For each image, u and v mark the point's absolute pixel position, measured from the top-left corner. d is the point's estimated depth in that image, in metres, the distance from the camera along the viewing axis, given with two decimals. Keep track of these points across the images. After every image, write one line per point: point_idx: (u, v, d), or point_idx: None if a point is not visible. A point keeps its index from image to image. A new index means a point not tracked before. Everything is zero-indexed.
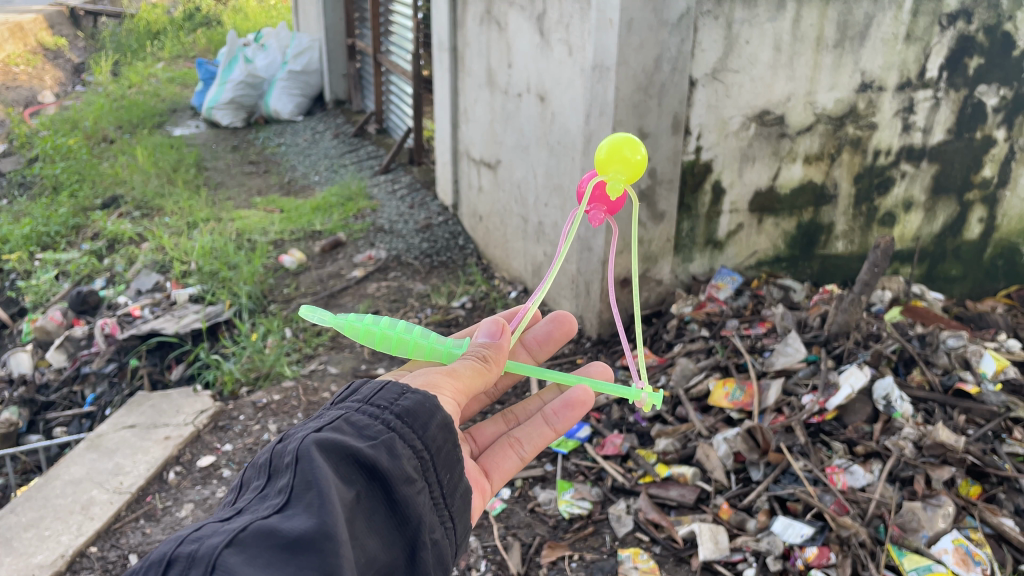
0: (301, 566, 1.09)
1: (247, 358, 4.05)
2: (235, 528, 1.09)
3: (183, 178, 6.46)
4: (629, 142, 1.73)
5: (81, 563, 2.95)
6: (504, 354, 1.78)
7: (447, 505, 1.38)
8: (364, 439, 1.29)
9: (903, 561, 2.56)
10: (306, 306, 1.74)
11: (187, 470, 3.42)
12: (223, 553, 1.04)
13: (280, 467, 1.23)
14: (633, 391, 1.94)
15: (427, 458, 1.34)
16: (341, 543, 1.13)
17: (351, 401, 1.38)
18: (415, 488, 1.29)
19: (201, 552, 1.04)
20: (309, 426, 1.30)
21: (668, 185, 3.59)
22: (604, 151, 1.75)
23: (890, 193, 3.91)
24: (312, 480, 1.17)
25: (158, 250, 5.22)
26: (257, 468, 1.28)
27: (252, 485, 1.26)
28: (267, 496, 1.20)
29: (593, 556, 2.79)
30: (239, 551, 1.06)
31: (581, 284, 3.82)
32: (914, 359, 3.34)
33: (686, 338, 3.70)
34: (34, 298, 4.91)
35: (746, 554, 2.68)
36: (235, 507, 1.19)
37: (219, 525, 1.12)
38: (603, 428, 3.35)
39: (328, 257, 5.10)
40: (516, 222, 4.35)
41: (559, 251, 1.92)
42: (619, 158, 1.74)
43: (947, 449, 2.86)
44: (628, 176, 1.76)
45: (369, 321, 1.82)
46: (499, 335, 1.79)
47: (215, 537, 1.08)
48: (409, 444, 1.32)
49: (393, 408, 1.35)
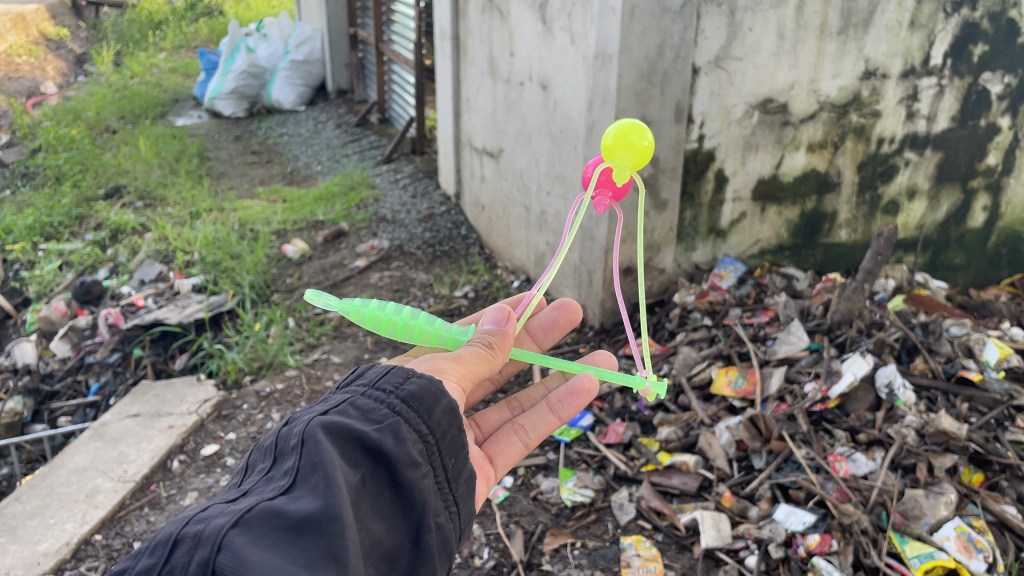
0: (306, 547, 1.09)
1: (250, 348, 4.07)
2: (241, 509, 1.10)
3: (185, 168, 6.47)
4: (636, 127, 1.73)
5: (86, 550, 2.97)
6: (509, 341, 1.78)
7: (451, 490, 1.38)
8: (370, 422, 1.29)
9: (905, 549, 2.54)
10: (312, 290, 1.74)
11: (191, 459, 3.43)
12: (229, 533, 1.04)
13: (286, 449, 1.24)
14: (636, 379, 1.94)
15: (432, 442, 1.34)
16: (347, 525, 1.13)
17: (356, 385, 1.39)
18: (419, 472, 1.29)
19: (207, 532, 1.05)
20: (315, 409, 1.30)
21: (670, 173, 3.58)
22: (611, 136, 1.75)
23: (894, 181, 3.89)
24: (317, 462, 1.18)
25: (161, 240, 5.22)
26: (263, 451, 1.29)
27: (258, 467, 1.26)
28: (272, 478, 1.20)
29: (595, 544, 2.80)
30: (245, 531, 1.06)
31: (583, 273, 3.82)
32: (916, 348, 3.34)
33: (688, 327, 3.71)
34: (37, 289, 4.92)
35: (747, 542, 2.68)
36: (240, 488, 1.20)
37: (225, 506, 1.13)
38: (604, 417, 3.36)
39: (331, 246, 5.10)
40: (518, 211, 4.35)
41: (564, 240, 1.92)
42: (626, 144, 1.74)
43: (949, 437, 2.86)
44: (634, 162, 1.76)
45: (375, 306, 1.83)
46: (505, 322, 1.79)
47: (222, 517, 1.08)
48: (414, 428, 1.32)
49: (398, 392, 1.35)
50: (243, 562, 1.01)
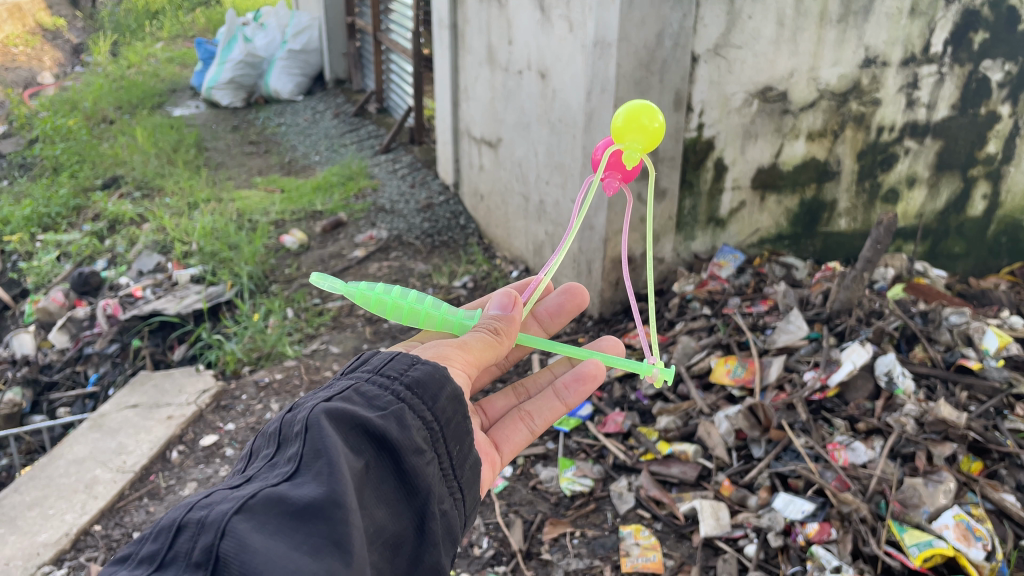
0: (309, 534, 1.08)
1: (248, 338, 4.06)
2: (245, 495, 1.09)
3: (183, 158, 6.45)
4: (647, 109, 1.72)
5: (86, 541, 2.97)
6: (516, 327, 1.77)
7: (456, 477, 1.38)
8: (374, 409, 1.29)
9: (904, 537, 2.52)
10: (317, 272, 1.73)
11: (190, 450, 3.43)
12: (232, 519, 1.04)
13: (290, 436, 1.23)
14: (643, 366, 1.93)
15: (436, 429, 1.34)
16: (350, 511, 1.12)
17: (361, 372, 1.39)
18: (424, 458, 1.29)
19: (211, 518, 1.04)
20: (319, 396, 1.30)
21: (669, 162, 3.57)
22: (621, 119, 1.73)
23: (894, 169, 3.88)
24: (321, 449, 1.17)
25: (159, 230, 5.21)
26: (267, 438, 1.29)
27: (262, 453, 1.26)
28: (276, 465, 1.20)
29: (594, 533, 2.81)
30: (248, 517, 1.05)
31: (582, 262, 3.81)
32: (915, 336, 3.33)
33: (687, 317, 3.71)
34: (35, 279, 4.91)
35: (746, 531, 2.69)
36: (244, 475, 1.19)
37: (228, 493, 1.12)
38: (604, 406, 3.36)
39: (329, 236, 5.09)
40: (517, 200, 4.34)
41: (573, 223, 1.91)
42: (637, 126, 1.72)
43: (948, 426, 2.86)
44: (645, 144, 1.75)
45: (380, 290, 1.82)
46: (510, 306, 1.78)
47: (225, 504, 1.08)
48: (419, 414, 1.32)
49: (403, 378, 1.35)
50: (246, 548, 1.01)
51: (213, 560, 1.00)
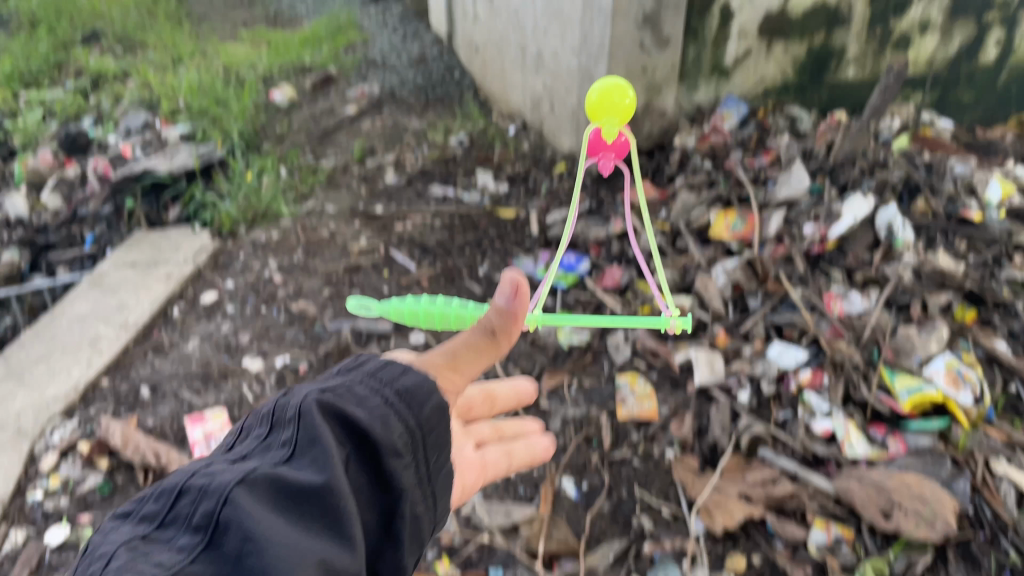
0: (306, 513, 1.24)
1: (243, 196, 3.96)
2: (246, 469, 1.24)
3: (164, 12, 6.15)
4: (618, 87, 1.59)
5: (95, 394, 3.03)
6: (518, 323, 1.67)
7: (433, 484, 1.45)
8: (362, 409, 1.37)
9: (895, 383, 2.57)
10: (353, 300, 1.86)
11: (191, 307, 3.45)
12: (234, 489, 1.19)
13: (284, 421, 1.38)
14: (661, 319, 1.89)
15: (418, 434, 1.39)
16: (342, 495, 1.27)
17: (356, 370, 1.46)
18: (402, 461, 1.37)
19: (212, 488, 1.20)
20: (314, 387, 1.41)
21: (674, 9, 3.40)
22: (594, 97, 1.61)
23: (908, 14, 3.66)
24: (314, 439, 1.30)
25: (145, 87, 5.04)
26: (262, 419, 1.46)
27: (257, 435, 1.42)
28: (272, 447, 1.34)
29: (591, 383, 2.86)
30: (250, 489, 1.20)
31: (582, 116, 3.71)
32: (918, 187, 3.25)
33: (688, 171, 3.61)
34: (23, 139, 4.73)
35: (740, 379, 2.74)
36: (242, 452, 1.35)
37: (230, 467, 1.26)
38: (603, 261, 3.36)
39: (320, 93, 4.94)
40: (514, 52, 4.17)
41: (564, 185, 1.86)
42: (608, 106, 1.61)
43: (946, 277, 2.90)
44: (619, 122, 1.64)
45: (411, 302, 1.85)
46: (515, 297, 1.64)
47: (227, 474, 1.23)
48: (403, 420, 1.38)
49: (392, 386, 1.41)
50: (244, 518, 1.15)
51: (211, 526, 1.14)
